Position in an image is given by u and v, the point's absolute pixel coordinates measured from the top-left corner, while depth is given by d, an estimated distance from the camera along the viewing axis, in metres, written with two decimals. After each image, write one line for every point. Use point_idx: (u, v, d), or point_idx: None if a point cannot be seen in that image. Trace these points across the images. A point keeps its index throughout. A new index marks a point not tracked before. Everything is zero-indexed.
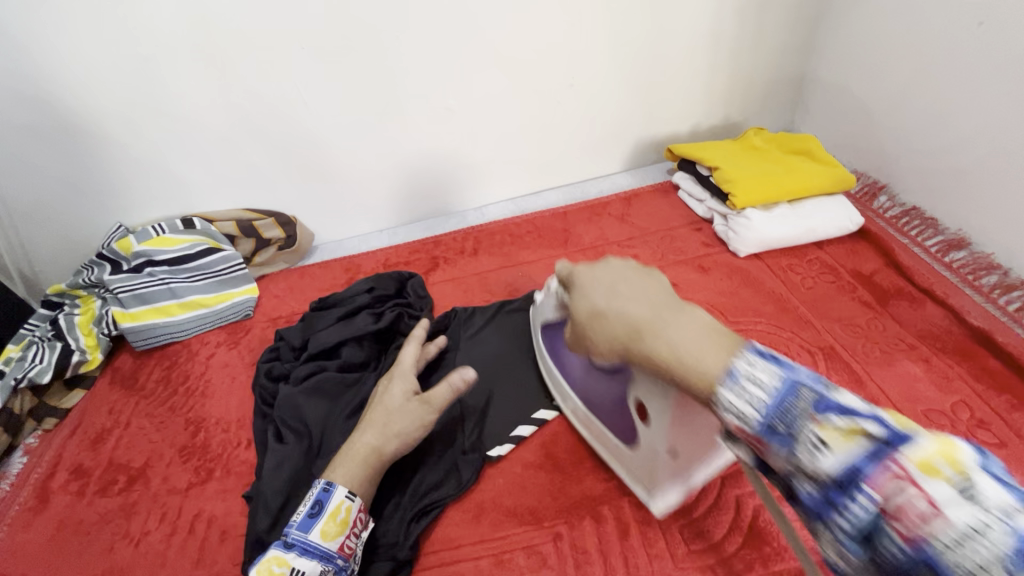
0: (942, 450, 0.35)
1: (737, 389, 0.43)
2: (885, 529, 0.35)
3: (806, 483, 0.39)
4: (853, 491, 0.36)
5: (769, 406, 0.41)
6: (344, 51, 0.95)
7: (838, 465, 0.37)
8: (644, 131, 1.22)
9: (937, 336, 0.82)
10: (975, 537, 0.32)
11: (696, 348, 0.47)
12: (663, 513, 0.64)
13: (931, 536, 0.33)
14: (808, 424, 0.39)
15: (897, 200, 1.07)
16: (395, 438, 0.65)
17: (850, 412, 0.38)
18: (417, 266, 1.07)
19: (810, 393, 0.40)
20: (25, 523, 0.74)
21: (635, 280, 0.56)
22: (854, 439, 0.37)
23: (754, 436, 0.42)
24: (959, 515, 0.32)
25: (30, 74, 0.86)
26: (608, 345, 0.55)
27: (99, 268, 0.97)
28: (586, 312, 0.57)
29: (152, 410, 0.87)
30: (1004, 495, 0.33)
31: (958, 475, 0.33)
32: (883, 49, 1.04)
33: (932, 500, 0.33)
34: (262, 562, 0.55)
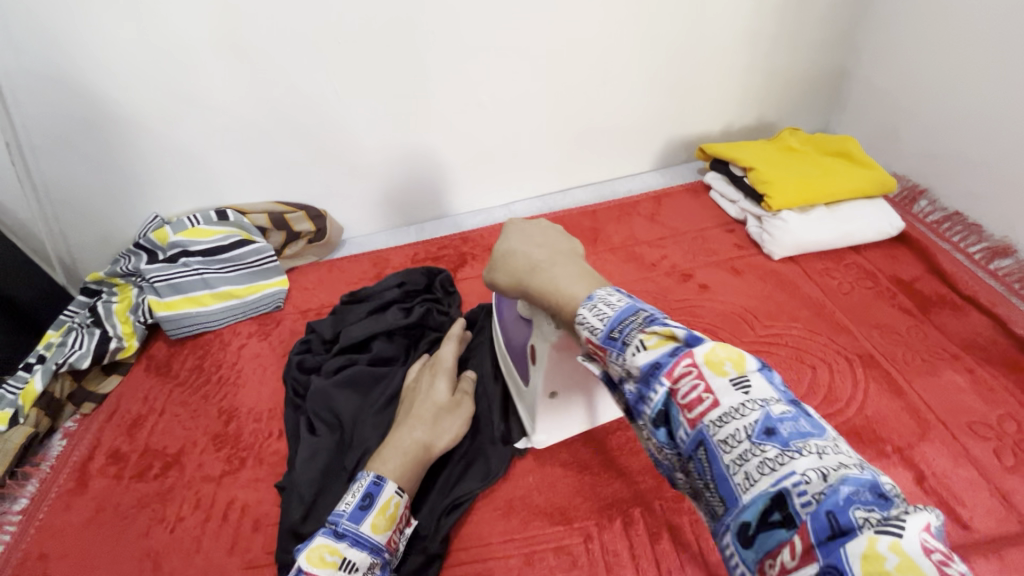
0: (730, 353, 0.37)
1: (592, 308, 0.44)
2: (677, 417, 0.37)
3: (631, 382, 0.40)
4: (653, 383, 0.38)
5: (614, 319, 0.42)
6: (378, 47, 0.95)
7: (648, 359, 0.38)
8: (676, 130, 1.20)
9: (982, 346, 0.80)
10: (735, 415, 0.34)
11: (570, 283, 0.50)
12: (577, 513, 0.64)
13: (707, 417, 0.35)
14: (637, 333, 0.40)
15: (939, 205, 1.04)
16: (445, 434, 0.68)
17: (694, 339, 0.38)
18: (446, 262, 1.08)
19: (646, 312, 0.41)
20: (66, 504, 0.77)
21: (551, 236, 0.59)
22: (668, 341, 0.38)
23: (602, 350, 0.42)
24: (728, 400, 0.35)
25: (74, 66, 0.87)
26: (507, 279, 0.58)
27: (136, 258, 0.99)
28: (498, 252, 0.60)
29: (186, 398, 0.89)
30: (772, 391, 0.35)
31: (826, 436, 0.33)
32: (927, 48, 1.01)
33: (709, 390, 0.35)
34: (313, 549, 0.55)
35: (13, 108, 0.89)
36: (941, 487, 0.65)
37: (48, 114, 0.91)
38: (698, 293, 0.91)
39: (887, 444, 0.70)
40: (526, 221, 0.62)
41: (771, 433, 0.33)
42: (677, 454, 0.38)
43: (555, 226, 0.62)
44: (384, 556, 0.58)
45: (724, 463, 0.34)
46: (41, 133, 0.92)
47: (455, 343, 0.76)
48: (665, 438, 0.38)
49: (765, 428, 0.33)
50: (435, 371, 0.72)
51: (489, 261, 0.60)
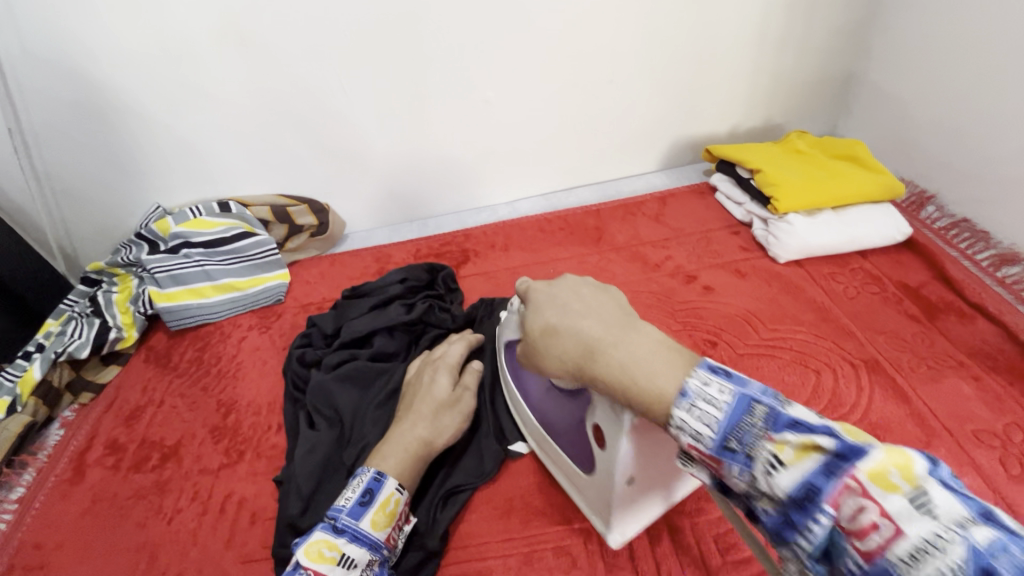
0: (895, 461, 0.35)
1: (691, 410, 0.43)
2: (845, 546, 0.36)
3: (767, 504, 0.40)
4: (811, 514, 0.36)
5: (723, 424, 0.42)
6: (384, 40, 0.94)
7: (791, 483, 0.37)
8: (683, 130, 1.20)
9: (988, 354, 0.79)
10: (931, 552, 0.32)
11: (648, 368, 0.48)
12: (618, 544, 0.61)
13: (888, 552, 0.33)
14: (762, 443, 0.40)
15: (946, 211, 1.03)
16: (446, 430, 0.67)
17: (805, 427, 0.38)
18: (448, 258, 1.07)
19: (765, 408, 0.41)
20: (63, 494, 0.76)
21: (591, 298, 0.57)
22: (807, 454, 0.37)
23: (710, 455, 0.43)
24: (914, 531, 0.33)
25: (76, 52, 0.87)
26: (558, 363, 0.55)
27: (137, 248, 0.99)
28: (536, 328, 0.57)
29: (185, 390, 0.88)
30: (961, 510, 0.33)
31: (910, 485, 0.34)
32: (938, 53, 1.00)
33: (886, 514, 0.33)
34: (312, 544, 0.54)
35: (16, 94, 0.88)
36: None
37: (51, 100, 0.90)
38: (702, 294, 0.91)
39: None
40: (553, 282, 0.61)
41: (987, 572, 0.30)
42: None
43: (584, 281, 0.60)
44: (383, 553, 0.58)
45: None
46: (44, 119, 0.92)
47: (463, 344, 0.75)
48: (825, 569, 0.38)
49: (977, 565, 0.31)
50: (437, 366, 0.72)
51: (532, 347, 0.58)
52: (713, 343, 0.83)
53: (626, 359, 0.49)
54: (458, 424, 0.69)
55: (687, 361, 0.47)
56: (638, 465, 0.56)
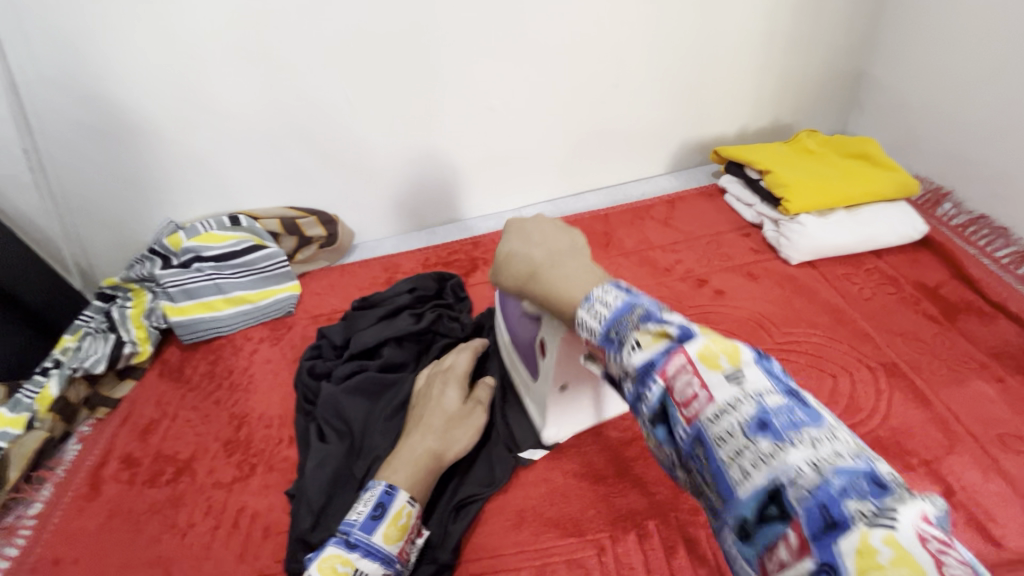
0: (722, 348, 0.36)
1: (589, 310, 0.44)
2: (675, 415, 0.36)
3: (628, 384, 0.40)
4: (647, 381, 0.37)
5: (609, 319, 0.42)
6: (388, 51, 0.95)
7: (641, 359, 0.38)
8: (690, 132, 1.19)
9: (1011, 355, 0.77)
10: (729, 411, 0.33)
11: (575, 281, 0.50)
12: (552, 442, 0.71)
13: (703, 416, 0.34)
14: (632, 332, 0.40)
15: (963, 208, 1.01)
16: (455, 444, 0.67)
17: (665, 319, 0.39)
18: (456, 267, 1.07)
19: (643, 307, 0.41)
20: (79, 509, 0.77)
21: (551, 233, 0.58)
22: (660, 339, 0.38)
23: (597, 347, 0.43)
24: (721, 396, 0.34)
25: (88, 72, 0.88)
26: (513, 283, 0.57)
27: (150, 263, 1.00)
28: (500, 254, 0.58)
29: (198, 403, 0.89)
30: (767, 382, 0.34)
31: (731, 365, 0.35)
32: (950, 47, 0.98)
33: (704, 386, 0.35)
34: (324, 560, 0.54)
35: (31, 116, 0.90)
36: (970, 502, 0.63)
37: (65, 121, 0.92)
38: (713, 298, 0.89)
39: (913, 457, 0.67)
40: (525, 217, 0.61)
41: (764, 425, 0.32)
42: (677, 453, 0.37)
43: (554, 221, 0.61)
44: (397, 567, 0.57)
45: (718, 457, 0.33)
46: (59, 139, 0.94)
47: (470, 352, 0.76)
48: (665, 437, 0.37)
49: (759, 421, 0.32)
50: (447, 378, 0.72)
51: (493, 265, 0.59)
52: None
53: (561, 274, 0.51)
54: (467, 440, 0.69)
55: (602, 281, 0.49)
56: (566, 374, 0.64)
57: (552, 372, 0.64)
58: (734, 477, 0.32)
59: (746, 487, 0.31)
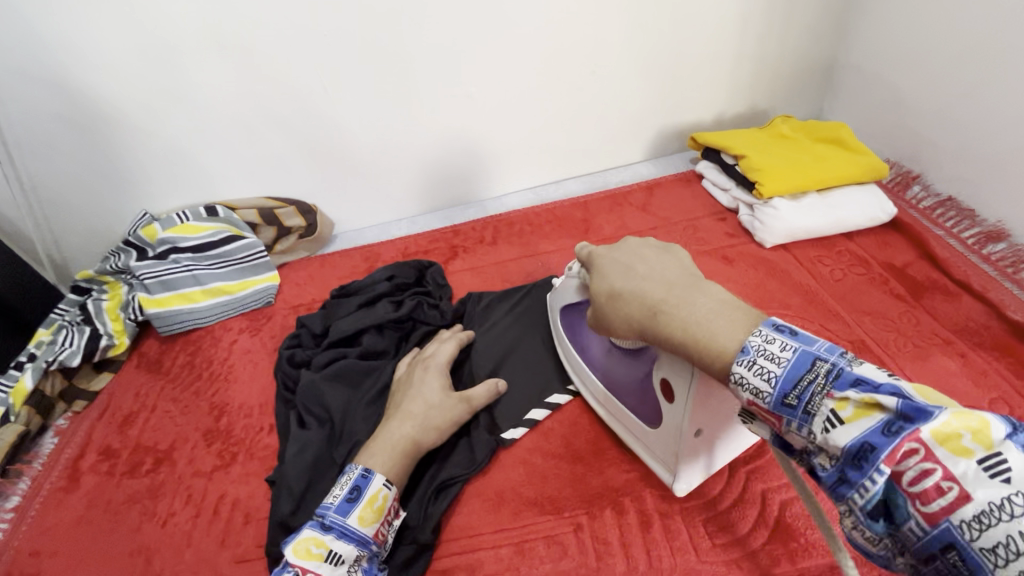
0: (966, 424, 0.36)
1: (750, 364, 0.44)
2: (904, 505, 0.37)
3: (824, 460, 0.41)
4: (867, 471, 0.37)
5: (784, 378, 0.42)
6: (363, 39, 0.94)
7: (852, 440, 0.38)
8: (668, 119, 1.20)
9: (975, 331, 0.79)
10: (984, 502, 0.34)
11: (712, 324, 0.49)
12: (684, 494, 0.63)
13: (951, 508, 0.35)
14: (824, 401, 0.40)
15: (932, 190, 1.04)
16: (434, 430, 0.67)
17: (871, 387, 0.39)
18: (436, 255, 1.07)
19: (828, 366, 0.41)
20: (58, 501, 0.77)
21: (654, 259, 0.59)
22: (873, 413, 0.38)
23: (768, 410, 0.44)
24: (975, 484, 0.34)
25: (55, 60, 0.86)
26: (624, 325, 0.58)
27: (126, 255, 0.99)
28: (602, 292, 0.61)
29: (177, 394, 0.88)
30: (994, 457, 0.34)
31: (982, 449, 0.35)
32: (920, 32, 1.00)
33: (947, 473, 0.35)
34: (299, 542, 0.55)
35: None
36: None
37: (34, 110, 0.90)
38: None
39: None
40: (614, 247, 0.64)
41: (968, 476, 0.34)
42: (898, 536, 0.39)
43: (647, 243, 0.63)
44: (371, 548, 0.58)
45: (987, 569, 0.34)
46: (26, 129, 0.92)
47: (454, 343, 0.77)
48: (884, 528, 0.39)
49: (1013, 499, 0.33)
50: (429, 369, 0.73)
51: (595, 313, 0.62)
52: None
53: (688, 316, 0.51)
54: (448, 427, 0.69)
55: (753, 318, 0.48)
56: (704, 417, 0.57)
57: (687, 417, 0.57)
58: (990, 567, 0.34)
59: (986, 559, 0.34)
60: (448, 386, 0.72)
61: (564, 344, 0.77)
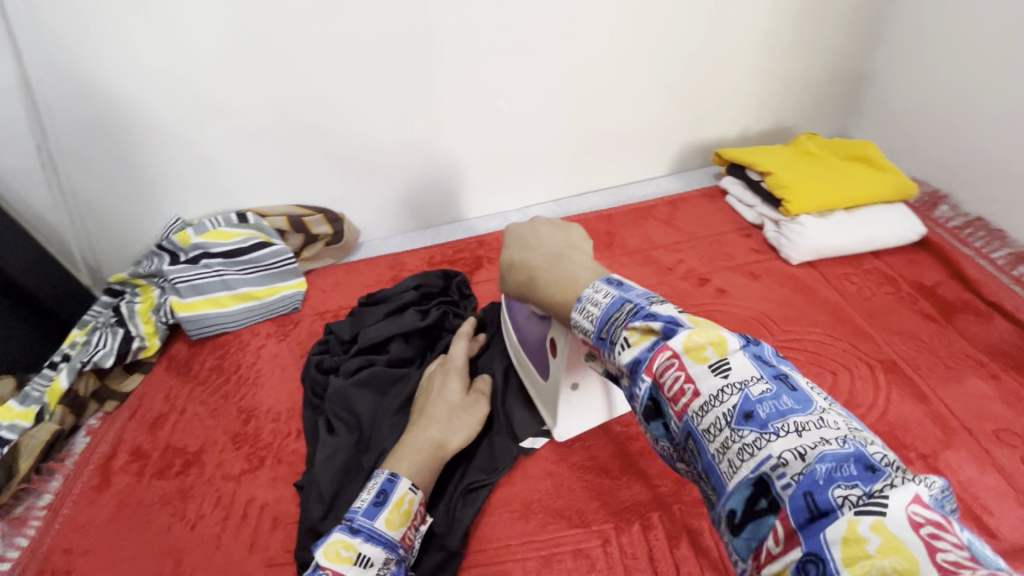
0: (710, 338, 0.37)
1: (582, 311, 0.45)
2: (667, 410, 0.37)
3: (624, 381, 0.41)
4: (637, 379, 0.38)
5: (602, 317, 0.43)
6: (397, 52, 0.96)
7: (630, 358, 0.39)
8: (692, 135, 1.21)
9: (1007, 353, 0.79)
10: (714, 403, 0.34)
11: (574, 279, 0.51)
12: (562, 439, 0.71)
13: (691, 411, 0.35)
14: (620, 330, 0.41)
15: (960, 210, 1.03)
16: (459, 433, 0.68)
17: (652, 315, 0.40)
18: (461, 265, 1.08)
19: (632, 304, 0.41)
20: (89, 500, 0.78)
21: (549, 236, 0.61)
22: (648, 337, 0.39)
23: (595, 347, 0.44)
24: (707, 388, 0.35)
25: (100, 69, 0.89)
26: (514, 287, 0.61)
27: (158, 259, 1.01)
28: (503, 263, 0.62)
29: (206, 397, 0.90)
30: (753, 371, 0.35)
31: (717, 356, 0.36)
32: (949, 51, 1.00)
33: (689, 379, 0.36)
34: (328, 545, 0.54)
35: (44, 113, 0.91)
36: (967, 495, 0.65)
37: (76, 117, 0.93)
38: (715, 297, 0.91)
39: (911, 451, 0.69)
40: (526, 222, 0.64)
41: (750, 416, 0.33)
42: (675, 447, 0.38)
43: (551, 224, 0.64)
44: (399, 552, 0.58)
45: (709, 452, 0.34)
46: (69, 135, 0.94)
47: (465, 342, 0.77)
48: (662, 432, 0.39)
49: (744, 411, 0.33)
50: (447, 369, 0.74)
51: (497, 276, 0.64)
52: None
53: (563, 269, 0.53)
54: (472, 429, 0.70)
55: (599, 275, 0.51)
56: (575, 371, 0.64)
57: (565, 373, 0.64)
58: (723, 469, 0.33)
59: (734, 478, 0.32)
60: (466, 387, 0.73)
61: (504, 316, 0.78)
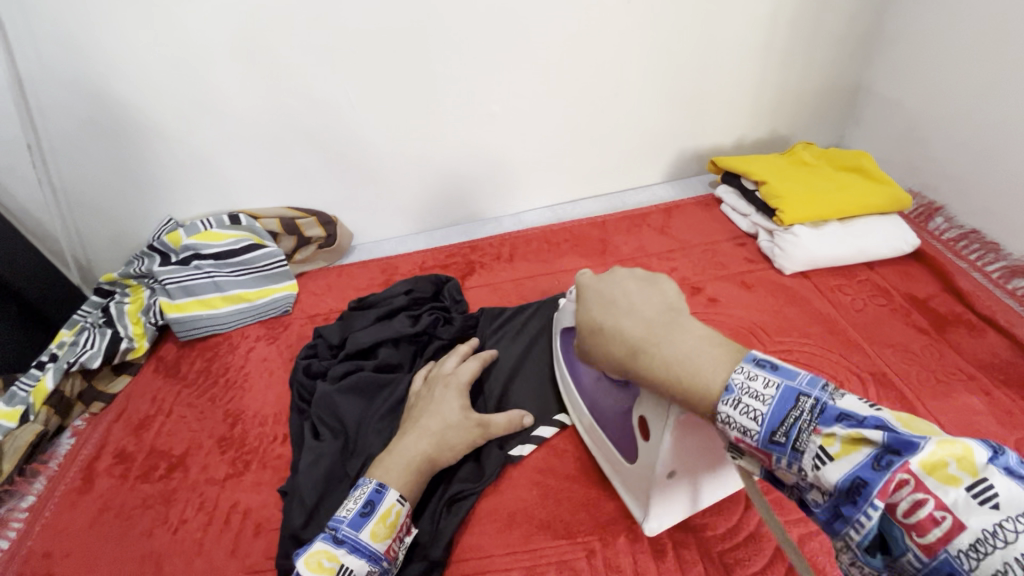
0: (951, 452, 0.37)
1: (736, 406, 0.44)
2: (901, 540, 0.38)
3: (819, 496, 0.42)
4: (782, 425, 0.42)
5: (770, 418, 0.43)
6: (392, 55, 0.96)
7: (841, 477, 0.39)
8: (688, 142, 1.20)
9: (999, 367, 0.78)
10: (987, 538, 0.34)
11: (699, 363, 0.48)
12: (655, 533, 0.62)
13: (950, 546, 0.35)
14: (811, 437, 0.42)
15: (955, 222, 1.03)
16: (450, 451, 0.67)
17: (852, 421, 0.40)
18: (453, 270, 1.08)
19: (812, 402, 0.42)
20: (71, 503, 0.77)
21: (637, 292, 0.57)
22: (857, 448, 0.40)
23: (756, 447, 0.44)
24: (974, 523, 0.35)
25: (92, 69, 0.89)
26: (608, 364, 0.56)
27: (149, 259, 1.01)
28: (587, 326, 0.59)
29: (193, 400, 0.89)
30: (1020, 492, 0.35)
31: (969, 476, 0.36)
32: (946, 62, 1.00)
33: (944, 507, 0.36)
34: (310, 555, 0.55)
35: (37, 111, 0.91)
36: None
37: (69, 116, 0.92)
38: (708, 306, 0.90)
39: None
40: (598, 276, 0.62)
41: None
42: (898, 575, 0.40)
43: (632, 275, 0.60)
44: (383, 564, 0.58)
45: None
46: (61, 134, 0.94)
47: (478, 361, 0.76)
48: (883, 564, 0.40)
49: None
50: (449, 387, 0.72)
51: (578, 338, 0.60)
52: None
53: (672, 348, 0.50)
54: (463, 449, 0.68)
55: (735, 354, 0.48)
56: (679, 459, 0.57)
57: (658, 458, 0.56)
58: None
59: None
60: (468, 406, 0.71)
61: (564, 368, 0.76)
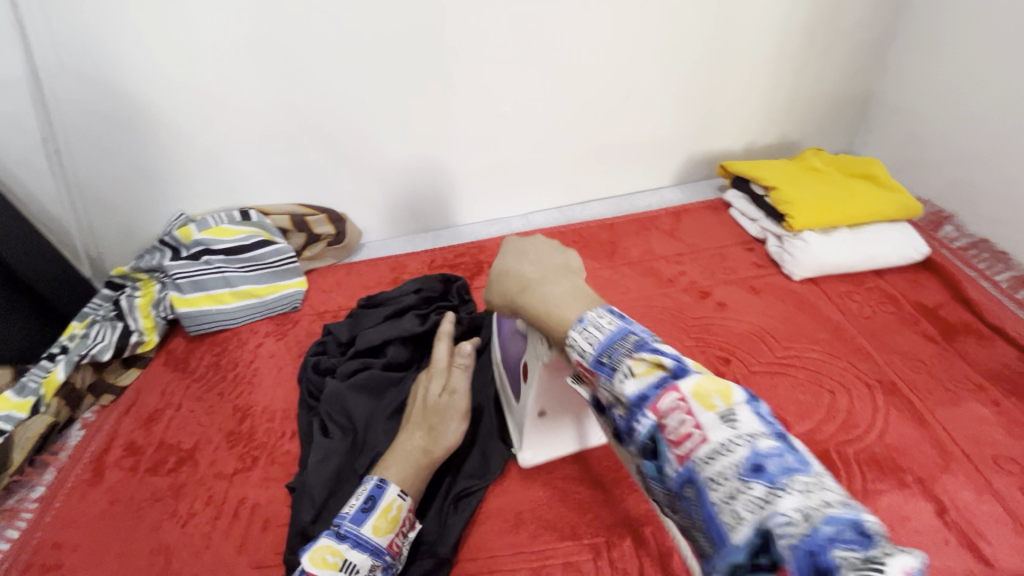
0: (716, 386, 0.36)
1: (583, 332, 0.45)
2: (665, 454, 0.37)
3: (620, 411, 0.41)
4: (639, 415, 0.38)
5: (628, 378, 0.40)
6: (404, 56, 0.97)
7: (635, 390, 0.39)
8: (697, 146, 1.20)
9: (1008, 377, 0.78)
10: (721, 453, 0.33)
11: (562, 302, 0.50)
12: (528, 464, 0.71)
13: (695, 456, 0.35)
14: (625, 359, 0.41)
15: (966, 231, 1.03)
16: (433, 439, 0.66)
17: (659, 351, 0.40)
18: (462, 270, 1.08)
19: (637, 336, 0.42)
20: (81, 495, 0.78)
21: (545, 252, 0.59)
22: (654, 371, 0.39)
23: (588, 369, 0.44)
24: (714, 436, 0.34)
25: (107, 63, 0.89)
26: (502, 301, 0.58)
27: (160, 254, 1.01)
28: (495, 273, 0.60)
29: (202, 394, 0.90)
30: (761, 426, 0.34)
31: (723, 405, 0.35)
32: (958, 71, 1.00)
33: (698, 426, 0.35)
34: (315, 550, 0.55)
35: (51, 105, 0.92)
36: (963, 521, 0.64)
37: (83, 110, 0.93)
38: (716, 311, 0.90)
39: (907, 474, 0.68)
40: (522, 238, 0.62)
41: (758, 470, 0.32)
42: (665, 490, 0.38)
43: (550, 242, 0.62)
44: (386, 559, 0.58)
45: (712, 502, 0.33)
46: (76, 128, 0.95)
47: (446, 337, 0.73)
48: (654, 472, 0.38)
49: (752, 465, 0.32)
50: (431, 373, 0.71)
51: (486, 282, 0.61)
52: (726, 360, 0.83)
53: (547, 294, 0.52)
54: (451, 432, 0.67)
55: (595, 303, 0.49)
56: (547, 398, 0.66)
57: (530, 397, 0.65)
58: (727, 522, 0.32)
59: (737, 532, 0.32)
60: (445, 387, 0.69)
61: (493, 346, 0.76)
